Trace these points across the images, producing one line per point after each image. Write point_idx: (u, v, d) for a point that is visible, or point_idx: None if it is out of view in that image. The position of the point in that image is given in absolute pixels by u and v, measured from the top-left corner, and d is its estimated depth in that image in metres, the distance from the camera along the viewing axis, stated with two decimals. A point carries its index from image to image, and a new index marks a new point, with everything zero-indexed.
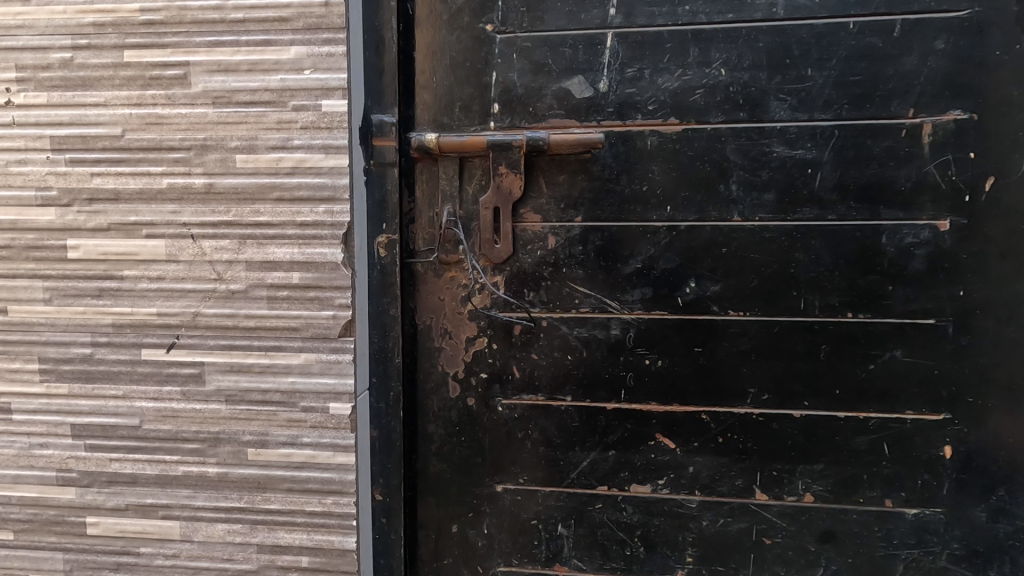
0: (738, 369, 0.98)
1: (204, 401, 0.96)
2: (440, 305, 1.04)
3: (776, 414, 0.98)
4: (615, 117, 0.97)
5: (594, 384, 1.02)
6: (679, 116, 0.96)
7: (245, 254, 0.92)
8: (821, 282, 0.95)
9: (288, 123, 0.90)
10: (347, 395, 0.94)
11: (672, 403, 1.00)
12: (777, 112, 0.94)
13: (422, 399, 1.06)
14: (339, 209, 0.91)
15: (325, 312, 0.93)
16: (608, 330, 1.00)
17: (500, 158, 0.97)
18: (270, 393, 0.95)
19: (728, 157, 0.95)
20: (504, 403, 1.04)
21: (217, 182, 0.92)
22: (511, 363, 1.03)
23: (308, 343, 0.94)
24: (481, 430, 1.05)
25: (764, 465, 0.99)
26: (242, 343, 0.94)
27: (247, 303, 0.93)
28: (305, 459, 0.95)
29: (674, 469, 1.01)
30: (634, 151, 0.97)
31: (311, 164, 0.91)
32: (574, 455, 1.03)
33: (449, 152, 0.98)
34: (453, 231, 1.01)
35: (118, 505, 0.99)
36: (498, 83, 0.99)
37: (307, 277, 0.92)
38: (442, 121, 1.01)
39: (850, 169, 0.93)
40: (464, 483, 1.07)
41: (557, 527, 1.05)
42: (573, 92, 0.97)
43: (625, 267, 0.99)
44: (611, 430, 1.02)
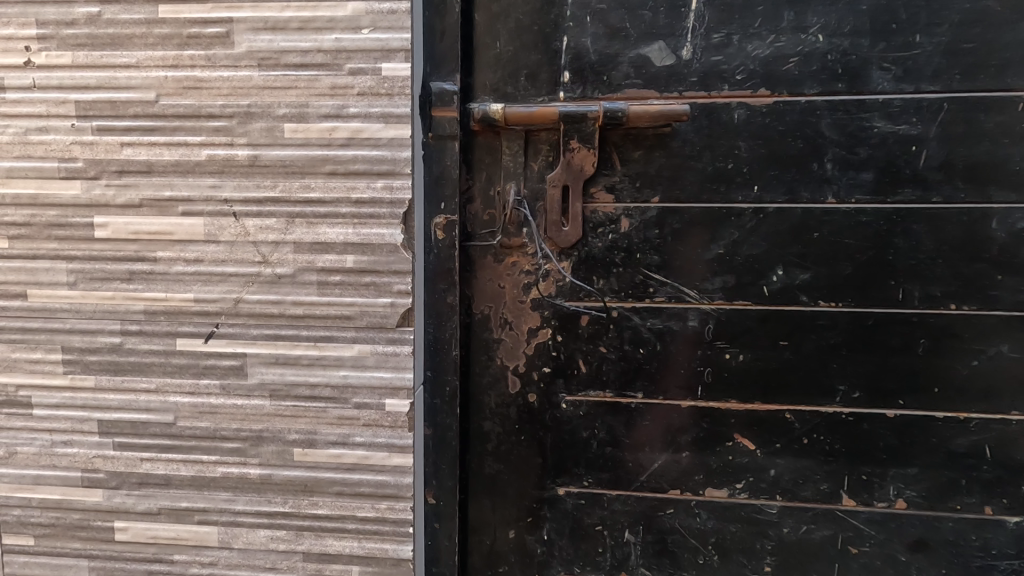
0: (827, 365, 0.91)
1: (246, 396, 0.87)
2: (499, 294, 0.96)
3: (867, 413, 0.91)
4: (698, 88, 0.88)
5: (668, 380, 0.94)
6: (770, 86, 0.87)
7: (293, 234, 0.83)
8: (923, 271, 0.87)
9: (343, 89, 0.81)
10: (405, 391, 0.85)
11: (754, 401, 0.93)
12: (879, 83, 0.85)
13: (478, 394, 0.98)
14: (398, 184, 0.82)
15: (381, 299, 0.84)
16: (685, 322, 0.92)
17: (572, 131, 0.89)
18: (319, 388, 0.86)
19: (823, 133, 0.87)
20: (568, 400, 0.96)
21: (263, 154, 0.82)
22: (576, 357, 0.95)
23: (362, 334, 0.85)
24: (542, 429, 0.97)
25: (852, 468, 0.92)
26: (288, 332, 0.86)
27: (295, 289, 0.85)
28: (357, 461, 0.87)
29: (753, 472, 0.94)
30: (719, 125, 0.88)
31: (369, 134, 0.81)
32: (643, 456, 0.96)
33: (515, 125, 0.89)
34: (517, 212, 0.92)
35: (149, 509, 0.90)
36: (569, 49, 0.90)
37: (361, 261, 0.83)
38: (505, 91, 0.92)
39: (959, 146, 0.85)
40: (522, 486, 0.99)
41: (624, 533, 0.98)
42: (652, 60, 0.89)
43: (705, 253, 0.91)
44: (686, 430, 0.94)
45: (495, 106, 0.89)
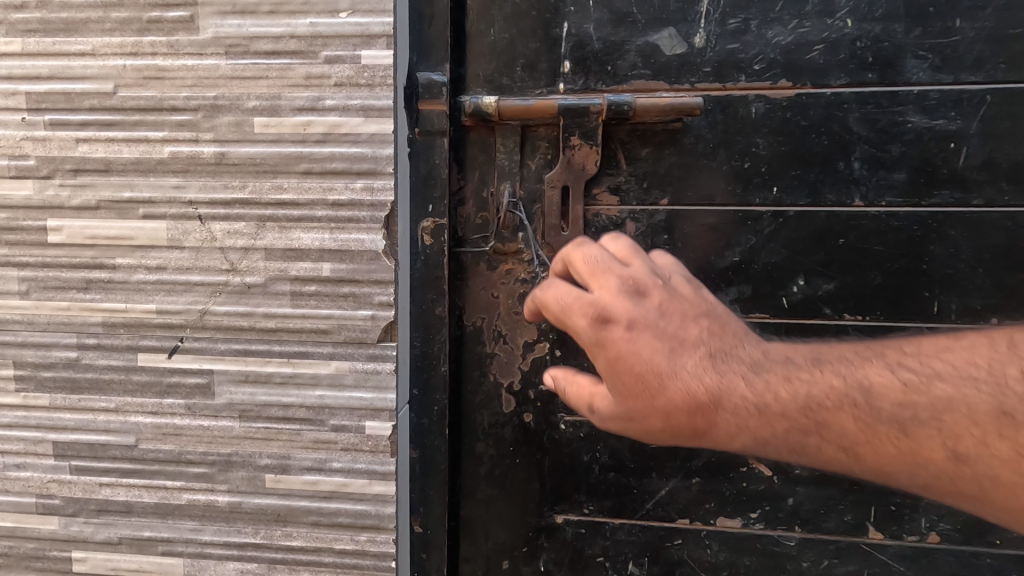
0: None
1: (213, 417, 0.79)
2: (493, 304, 0.88)
3: None
4: (713, 79, 0.80)
5: None
6: (792, 77, 0.79)
7: (264, 240, 0.76)
8: (961, 281, 0.78)
9: (318, 79, 0.73)
10: (387, 412, 0.78)
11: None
12: (914, 73, 0.77)
13: (469, 413, 0.90)
14: (379, 184, 0.74)
15: (361, 312, 0.76)
16: None
17: (572, 127, 0.81)
18: (293, 408, 0.78)
19: (850, 128, 0.79)
20: (568, 421, 0.88)
21: (231, 151, 0.75)
22: (577, 373, 0.87)
23: (340, 350, 0.77)
24: (539, 452, 0.89)
25: (880, 498, 0.84)
26: (259, 347, 0.78)
27: (266, 300, 0.77)
28: (335, 488, 0.79)
29: (770, 501, 0.86)
30: (735, 120, 0.80)
31: (347, 130, 0.73)
32: (650, 482, 0.88)
33: (510, 120, 0.81)
34: (512, 215, 0.84)
35: (109, 539, 0.83)
36: (570, 36, 0.82)
37: (339, 269, 0.75)
38: (499, 82, 0.84)
39: (1003, 143, 0.76)
40: (517, 513, 0.91)
41: (628, 565, 0.90)
42: (662, 48, 0.80)
43: (719, 261, 0.82)
44: (696, 454, 0.86)
45: (488, 99, 0.81)
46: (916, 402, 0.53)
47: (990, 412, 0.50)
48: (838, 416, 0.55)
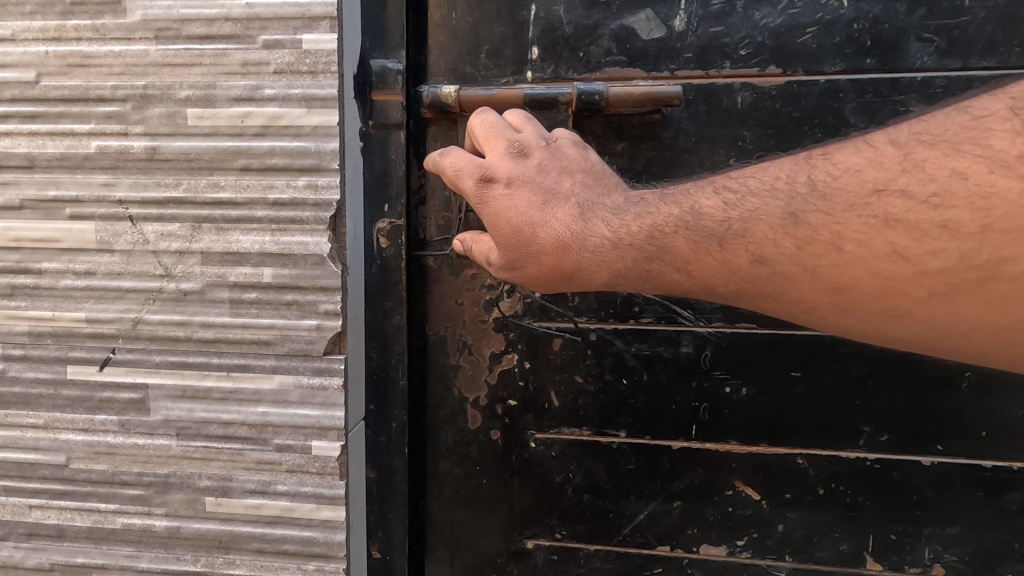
0: (849, 401, 0.75)
1: (148, 435, 0.73)
2: (457, 312, 0.81)
3: (898, 461, 0.75)
4: (694, 65, 0.73)
5: (657, 417, 0.79)
6: (782, 64, 0.71)
7: (200, 242, 0.69)
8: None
9: (256, 66, 0.66)
10: (335, 431, 0.71)
11: (760, 444, 0.77)
12: (917, 58, 0.69)
13: (433, 429, 0.83)
14: (323, 182, 0.67)
15: (306, 322, 0.70)
16: (677, 347, 0.77)
17: (540, 120, 0.74)
18: (234, 426, 0.72)
19: (846, 120, 0.71)
20: (539, 438, 0.81)
21: (162, 146, 0.68)
22: (548, 387, 0.80)
23: (283, 363, 0.70)
24: (508, 472, 0.82)
25: (879, 526, 0.76)
26: (196, 360, 0.71)
27: (204, 308, 0.70)
28: (280, 513, 0.73)
29: (758, 527, 0.78)
30: (718, 111, 0.73)
31: (287, 122, 0.67)
32: (627, 506, 0.81)
33: (472, 111, 0.75)
34: (475, 216, 0.77)
35: (40, 565, 0.76)
36: (538, 19, 0.75)
37: (281, 275, 0.69)
38: (462, 71, 0.77)
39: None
40: (485, 538, 0.84)
41: None
42: (638, 32, 0.73)
43: None
44: (677, 475, 0.79)
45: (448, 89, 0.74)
46: (729, 217, 0.57)
47: (782, 216, 0.54)
48: (673, 238, 0.59)
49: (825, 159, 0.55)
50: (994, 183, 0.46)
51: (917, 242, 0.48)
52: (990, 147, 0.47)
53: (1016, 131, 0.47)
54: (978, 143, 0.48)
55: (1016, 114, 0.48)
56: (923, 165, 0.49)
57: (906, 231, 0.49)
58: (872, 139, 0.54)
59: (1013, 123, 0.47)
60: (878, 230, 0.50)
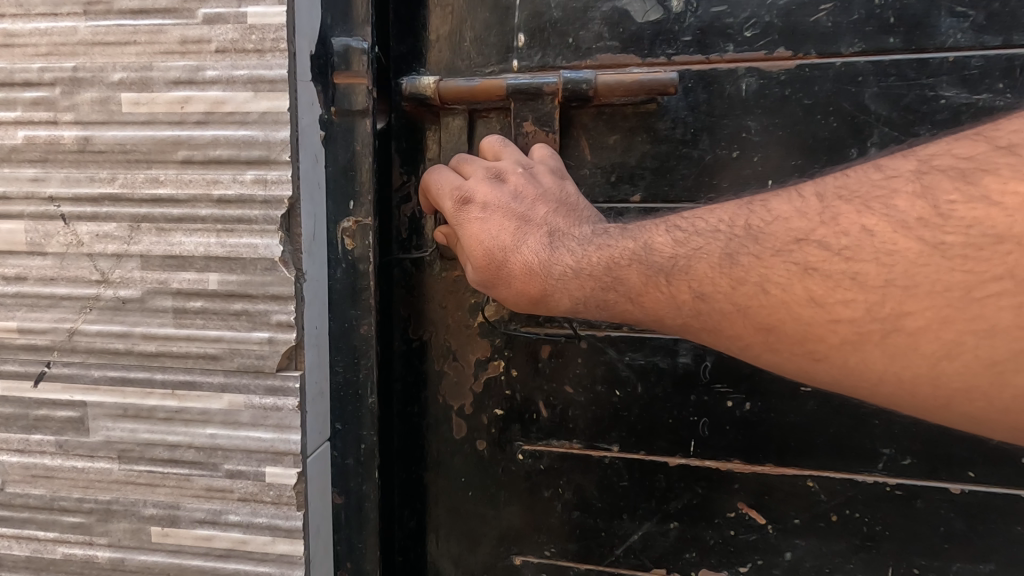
0: (866, 420, 0.68)
1: (89, 457, 0.66)
2: (442, 316, 0.77)
3: (922, 487, 0.68)
4: (695, 50, 0.67)
5: (652, 433, 0.73)
6: (791, 45, 0.66)
7: (139, 244, 0.62)
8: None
9: (196, 44, 0.58)
10: (291, 457, 0.63)
11: (765, 464, 0.70)
12: (951, 35, 0.63)
13: (415, 439, 0.79)
14: (273, 176, 0.59)
15: (256, 334, 0.62)
16: (674, 358, 0.72)
17: (526, 113, 0.69)
18: (180, 449, 0.65)
19: (866, 107, 0.65)
20: (526, 450, 0.76)
21: (95, 135, 0.61)
22: (536, 398, 0.75)
23: (233, 380, 0.63)
24: (494, 486, 0.77)
25: (901, 559, 0.69)
26: (138, 375, 0.64)
27: (144, 318, 0.63)
28: (232, 546, 0.65)
29: (765, 555, 0.72)
30: (722, 99, 0.68)
31: (232, 108, 0.59)
32: (620, 525, 0.75)
33: (454, 104, 0.70)
34: None
35: None
36: (525, 5, 0.71)
37: (228, 282, 0.61)
38: (445, 59, 0.73)
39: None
40: (469, 553, 0.79)
41: None
42: (633, 16, 0.68)
43: None
44: (675, 495, 0.73)
45: (426, 79, 0.69)
46: (677, 253, 0.58)
47: (720, 256, 0.55)
48: (625, 270, 0.59)
49: (762, 205, 0.56)
50: (896, 241, 0.47)
51: (831, 292, 0.49)
52: (896, 208, 0.48)
53: (921, 190, 0.48)
54: (887, 201, 0.49)
55: (922, 172, 0.49)
56: (839, 218, 0.50)
57: (822, 281, 0.49)
58: (804, 189, 0.55)
59: (919, 183, 0.49)
60: (799, 277, 0.50)
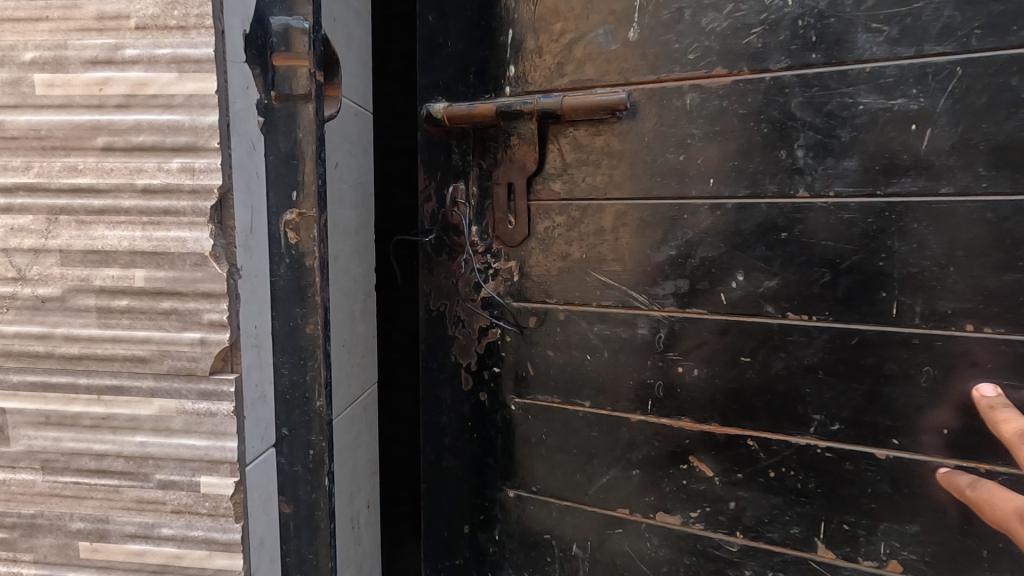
0: (799, 390, 0.76)
1: (10, 468, 0.61)
2: (451, 290, 0.94)
3: (850, 451, 0.74)
4: (647, 71, 0.79)
5: (616, 393, 0.86)
6: (727, 64, 0.75)
7: (58, 238, 0.57)
8: (927, 281, 0.69)
9: (116, 20, 0.54)
10: (228, 466, 0.59)
11: (712, 422, 0.81)
12: (867, 49, 0.69)
13: (433, 389, 0.96)
14: (201, 165, 0.55)
15: (187, 335, 0.57)
16: (634, 329, 0.84)
17: (511, 129, 0.86)
18: (108, 459, 0.60)
19: (792, 114, 0.73)
20: (516, 403, 0.92)
21: (6, 120, 0.56)
22: (525, 358, 0.91)
23: (164, 384, 0.59)
24: (492, 429, 0.94)
25: (831, 514, 0.76)
26: (60, 380, 0.59)
27: (65, 318, 0.58)
28: (166, 561, 0.61)
29: (712, 502, 0.82)
30: (669, 111, 0.79)
31: (155, 90, 0.54)
32: (592, 469, 0.88)
33: (459, 125, 0.89)
34: (463, 212, 0.92)
35: None
36: (514, 43, 0.87)
37: (155, 279, 0.57)
38: (455, 89, 0.90)
39: (978, 123, 0.66)
40: (475, 484, 0.97)
41: (571, 547, 0.92)
42: (598, 46, 0.82)
43: (655, 252, 0.81)
44: (637, 446, 0.85)
45: (437, 107, 0.88)
46: None
47: None
48: None
49: None
50: None
51: None
52: None
53: None
54: None
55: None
56: None
57: None
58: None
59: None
60: None
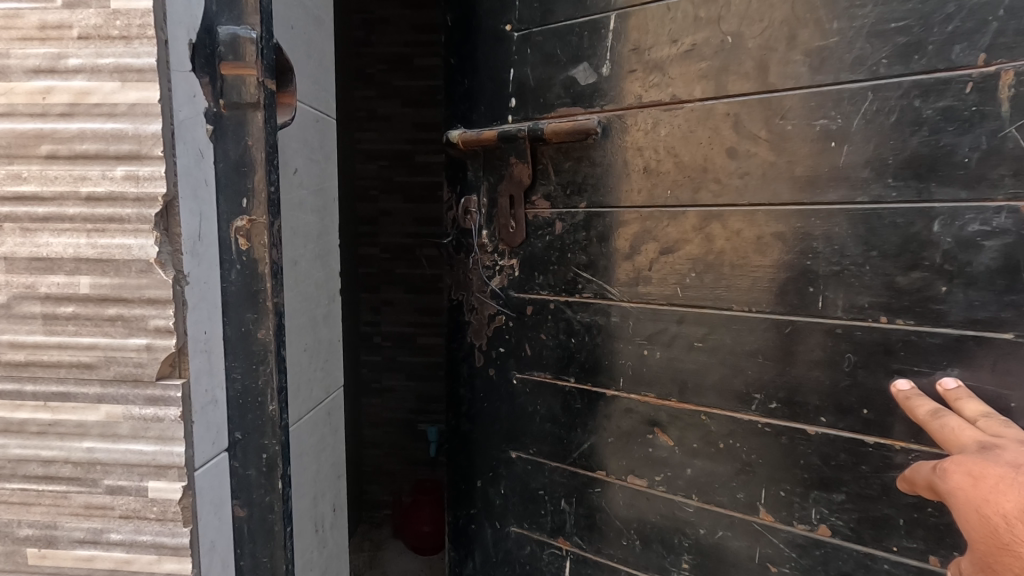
0: (741, 368, 0.94)
1: None
2: (468, 283, 1.23)
3: (783, 427, 0.92)
4: (617, 102, 1.01)
5: (594, 369, 1.09)
6: (681, 94, 0.95)
7: (3, 245, 0.57)
8: (847, 276, 0.85)
9: (58, 30, 0.55)
10: (174, 470, 0.60)
11: (670, 398, 1.02)
12: (796, 77, 0.86)
13: (455, 364, 1.29)
14: (146, 172, 0.55)
15: (133, 341, 0.58)
16: (608, 316, 1.06)
17: (510, 150, 1.11)
18: (55, 465, 0.60)
19: (734, 137, 0.91)
20: (519, 376, 1.19)
21: None
22: (524, 341, 1.17)
23: (111, 390, 0.59)
24: (498, 399, 1.23)
25: (770, 482, 0.95)
26: (6, 388, 0.59)
27: (10, 325, 0.58)
28: (116, 566, 0.61)
29: (671, 468, 1.04)
30: (636, 133, 1.00)
31: (99, 99, 0.55)
32: (576, 436, 1.13)
33: (472, 148, 1.16)
34: (476, 218, 1.19)
35: None
36: (515, 79, 1.12)
37: (101, 286, 0.57)
38: (471, 117, 1.19)
39: (887, 140, 0.81)
40: (487, 445, 1.27)
41: (561, 502, 1.18)
42: (578, 80, 1.04)
43: (620, 254, 1.03)
44: (610, 418, 1.09)
45: (456, 133, 1.17)
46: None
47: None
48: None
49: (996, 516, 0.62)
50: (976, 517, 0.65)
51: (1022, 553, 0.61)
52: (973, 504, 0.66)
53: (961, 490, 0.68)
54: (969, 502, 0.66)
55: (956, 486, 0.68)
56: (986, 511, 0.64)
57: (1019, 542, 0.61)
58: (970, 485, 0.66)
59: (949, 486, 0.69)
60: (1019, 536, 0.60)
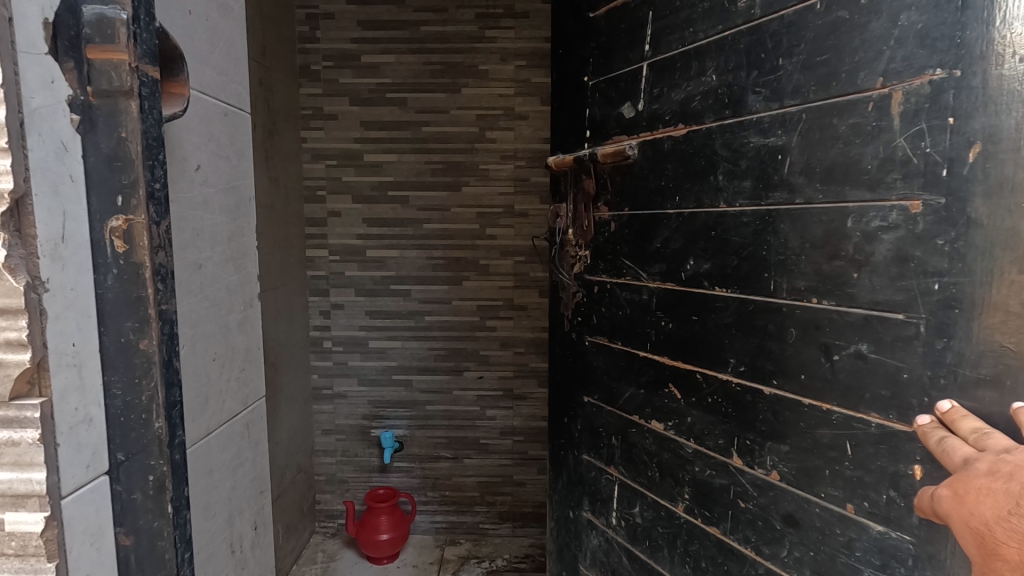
0: (721, 340, 1.11)
1: None
2: (561, 267, 1.51)
3: (752, 387, 1.07)
4: (646, 129, 1.23)
5: (632, 334, 1.31)
6: (684, 121, 1.14)
7: None
8: (789, 264, 0.99)
9: None
10: (35, 500, 0.53)
11: (678, 359, 1.19)
12: (753, 104, 1.03)
13: (554, 325, 1.58)
14: None
15: None
16: (641, 295, 1.27)
17: (581, 168, 1.40)
18: None
19: (716, 152, 1.09)
20: (590, 339, 1.44)
21: None
22: (592, 312, 1.42)
23: None
24: (575, 355, 1.49)
25: (739, 431, 1.09)
26: None
27: None
28: None
29: (677, 416, 1.21)
30: (656, 152, 1.21)
31: None
32: (622, 385, 1.35)
33: (559, 169, 1.46)
34: (563, 222, 1.48)
35: None
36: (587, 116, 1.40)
37: None
38: (560, 145, 1.50)
39: (816, 152, 0.94)
40: (568, 390, 1.53)
41: (613, 438, 1.39)
42: (624, 115, 1.29)
43: (651, 246, 1.24)
44: (642, 372, 1.29)
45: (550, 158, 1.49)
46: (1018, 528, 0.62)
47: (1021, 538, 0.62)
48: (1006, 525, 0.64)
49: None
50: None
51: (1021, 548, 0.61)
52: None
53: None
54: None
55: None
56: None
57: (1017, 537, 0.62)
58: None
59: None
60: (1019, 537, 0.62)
